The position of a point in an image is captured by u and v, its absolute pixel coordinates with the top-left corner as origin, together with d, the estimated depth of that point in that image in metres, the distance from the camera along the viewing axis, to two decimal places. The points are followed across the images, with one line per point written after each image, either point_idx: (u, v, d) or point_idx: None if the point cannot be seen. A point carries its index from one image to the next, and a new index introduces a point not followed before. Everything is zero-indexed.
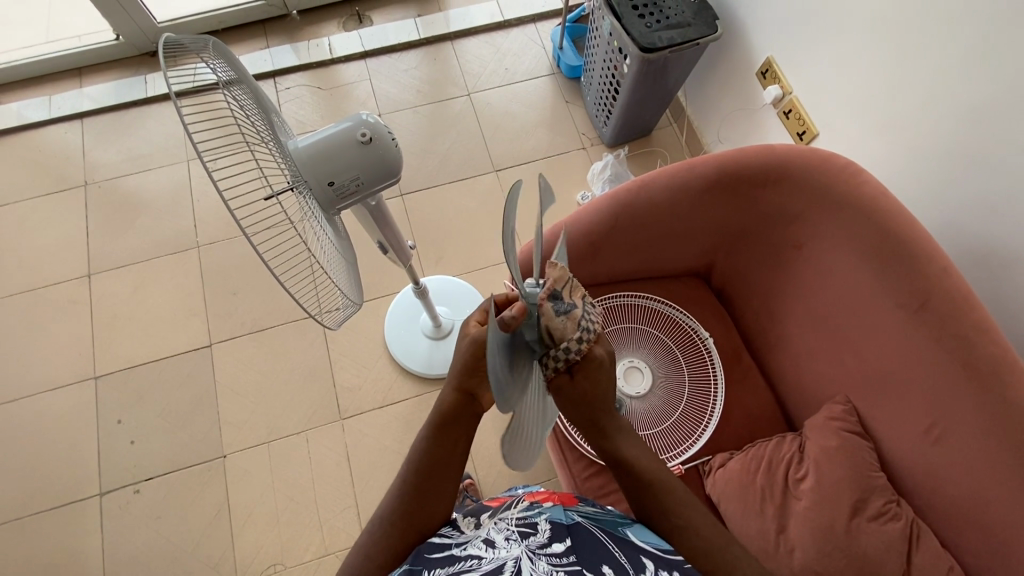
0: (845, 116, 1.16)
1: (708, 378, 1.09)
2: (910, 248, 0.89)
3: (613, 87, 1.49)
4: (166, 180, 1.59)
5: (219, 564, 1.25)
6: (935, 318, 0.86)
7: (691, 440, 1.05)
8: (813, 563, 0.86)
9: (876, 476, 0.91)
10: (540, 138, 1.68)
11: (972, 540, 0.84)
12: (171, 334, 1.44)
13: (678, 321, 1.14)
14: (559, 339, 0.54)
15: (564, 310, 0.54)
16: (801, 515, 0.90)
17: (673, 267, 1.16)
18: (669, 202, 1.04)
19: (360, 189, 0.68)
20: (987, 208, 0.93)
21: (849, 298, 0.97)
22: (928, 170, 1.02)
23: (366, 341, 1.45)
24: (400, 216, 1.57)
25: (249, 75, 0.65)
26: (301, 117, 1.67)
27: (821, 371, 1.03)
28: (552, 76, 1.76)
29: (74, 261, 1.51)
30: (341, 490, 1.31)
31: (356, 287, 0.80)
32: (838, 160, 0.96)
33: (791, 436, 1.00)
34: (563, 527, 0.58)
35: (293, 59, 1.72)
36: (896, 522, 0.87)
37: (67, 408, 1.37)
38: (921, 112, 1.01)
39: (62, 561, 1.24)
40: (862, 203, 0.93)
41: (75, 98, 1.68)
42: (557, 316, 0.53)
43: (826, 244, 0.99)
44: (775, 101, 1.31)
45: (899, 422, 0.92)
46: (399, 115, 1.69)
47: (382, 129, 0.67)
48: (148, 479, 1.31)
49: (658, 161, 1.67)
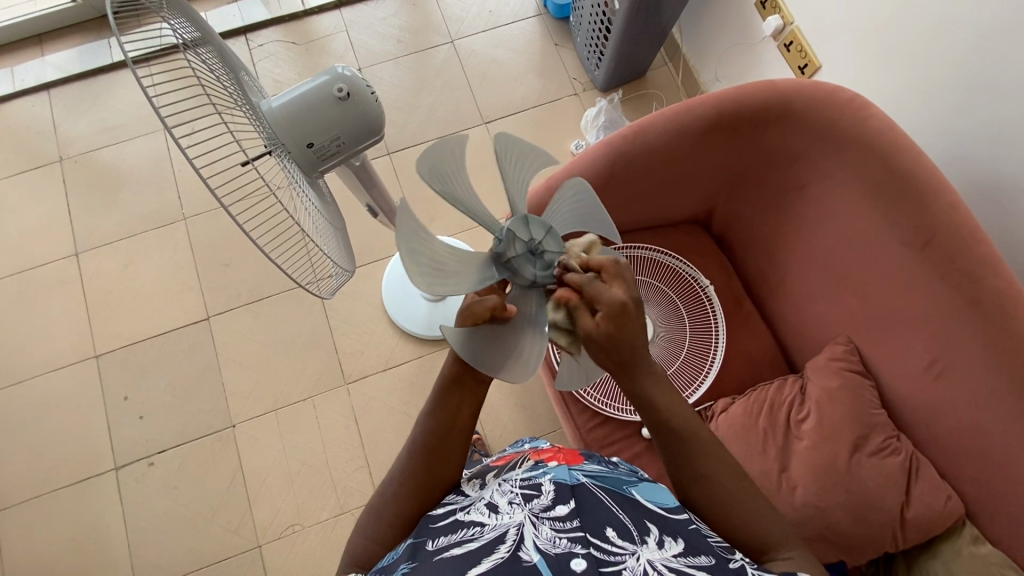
0: (849, 45, 1.10)
1: (710, 327, 1.09)
2: (916, 183, 0.86)
3: (604, 27, 1.42)
4: (144, 151, 1.54)
5: (239, 528, 1.29)
6: (940, 254, 0.85)
7: (692, 387, 1.05)
8: (813, 498, 0.89)
9: (876, 413, 0.93)
10: (530, 86, 1.61)
11: (970, 469, 0.87)
12: (168, 309, 1.43)
13: (678, 271, 1.12)
14: (516, 267, 0.60)
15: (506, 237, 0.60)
16: (802, 455, 0.92)
17: (672, 215, 1.13)
18: (668, 146, 0.99)
19: (341, 150, 0.65)
20: (994, 136, 0.89)
21: (853, 238, 0.95)
22: (933, 100, 0.97)
23: (363, 307, 1.44)
24: (389, 175, 1.51)
25: (215, 33, 0.60)
26: (276, 75, 1.59)
27: (823, 313, 1.02)
28: (539, 17, 1.67)
29: (60, 240, 1.48)
30: (352, 453, 1.33)
31: (349, 254, 0.77)
32: (843, 93, 0.92)
33: (792, 379, 1.01)
34: (567, 487, 0.57)
35: (263, 13, 1.62)
36: (896, 457, 0.90)
37: (72, 388, 1.38)
38: (928, 36, 0.95)
39: (87, 533, 1.29)
40: (867, 138, 0.90)
41: (39, 68, 1.59)
42: (516, 255, 0.60)
43: (828, 183, 0.96)
44: (775, 33, 1.24)
45: (900, 358, 0.93)
46: (381, 68, 1.61)
47: (360, 83, 0.63)
48: (161, 452, 1.34)
49: (653, 104, 1.61)
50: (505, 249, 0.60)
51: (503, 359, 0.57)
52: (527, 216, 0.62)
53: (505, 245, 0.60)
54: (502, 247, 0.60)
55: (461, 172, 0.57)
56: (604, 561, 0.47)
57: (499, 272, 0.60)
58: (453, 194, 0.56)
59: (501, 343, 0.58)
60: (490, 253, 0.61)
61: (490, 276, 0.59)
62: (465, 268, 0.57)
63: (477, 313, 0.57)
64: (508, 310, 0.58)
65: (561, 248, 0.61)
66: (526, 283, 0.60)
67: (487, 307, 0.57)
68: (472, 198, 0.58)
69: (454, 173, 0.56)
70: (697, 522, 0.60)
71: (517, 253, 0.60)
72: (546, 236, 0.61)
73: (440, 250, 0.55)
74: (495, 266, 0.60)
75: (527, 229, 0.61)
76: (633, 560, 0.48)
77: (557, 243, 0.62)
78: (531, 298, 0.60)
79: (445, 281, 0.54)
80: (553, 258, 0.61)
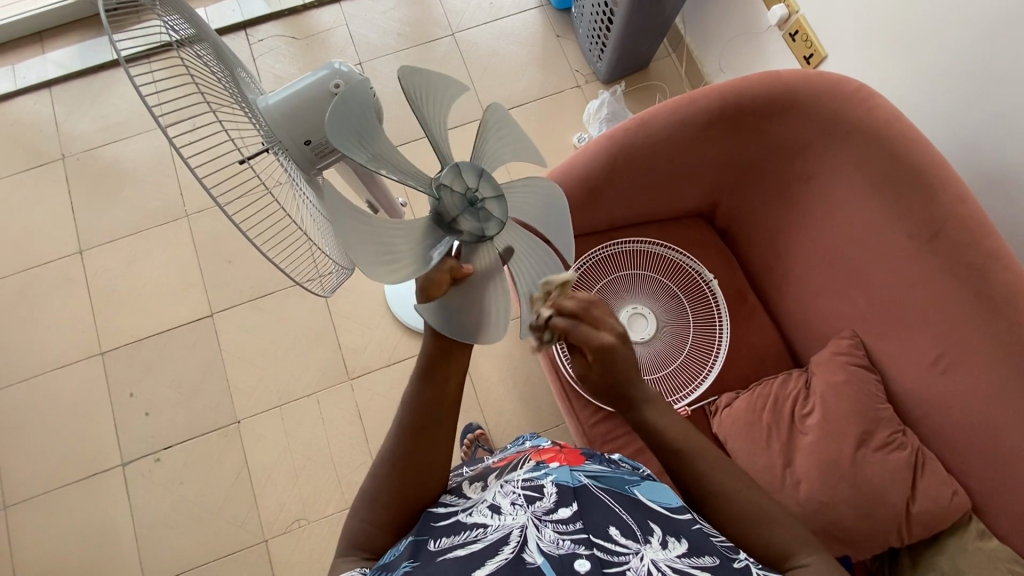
0: (854, 34, 1.08)
1: (713, 322, 1.08)
2: (924, 175, 0.85)
3: (606, 18, 1.41)
4: (146, 147, 1.54)
5: (245, 522, 1.30)
6: (947, 247, 0.84)
7: (696, 382, 1.05)
8: (818, 494, 0.88)
9: (882, 408, 0.92)
10: (532, 79, 1.59)
11: (976, 463, 0.86)
12: (172, 305, 1.44)
13: (681, 265, 1.11)
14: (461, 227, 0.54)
15: (443, 194, 0.53)
16: (806, 449, 0.91)
17: (675, 209, 1.12)
18: (671, 139, 0.98)
19: (339, 147, 0.64)
20: (1002, 126, 0.88)
21: (859, 231, 0.93)
22: (940, 90, 0.96)
23: (366, 302, 1.44)
24: None
25: (211, 30, 0.60)
26: (276, 70, 1.58)
27: (828, 307, 1.01)
28: (540, 9, 1.65)
29: (64, 237, 1.48)
30: (356, 448, 1.34)
31: None
32: (849, 84, 0.90)
33: (797, 373, 1.00)
34: (569, 490, 0.57)
35: (263, 8, 1.61)
36: (901, 451, 0.89)
37: (79, 385, 1.39)
38: (935, 23, 0.93)
39: (96, 528, 1.30)
40: (873, 130, 0.88)
41: (39, 66, 1.59)
42: (462, 219, 0.54)
43: (833, 175, 0.95)
44: (780, 22, 1.22)
45: (906, 352, 0.92)
46: (381, 62, 1.59)
47: (357, 79, 0.62)
48: (167, 448, 1.35)
49: (657, 95, 1.59)
50: (448, 211, 0.53)
51: (477, 324, 0.55)
52: (457, 163, 0.54)
53: (443, 205, 0.53)
54: (439, 203, 0.53)
55: (380, 130, 0.51)
56: (608, 561, 0.47)
57: (444, 232, 0.54)
58: (380, 157, 0.51)
59: (468, 310, 0.55)
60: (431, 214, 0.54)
61: (438, 242, 0.53)
62: (413, 241, 0.51)
63: (436, 282, 0.52)
64: (465, 270, 0.54)
65: (498, 193, 0.56)
66: (474, 240, 0.55)
67: (446, 273, 0.53)
68: (398, 158, 0.52)
69: (375, 133, 0.51)
70: (699, 521, 0.60)
71: (457, 208, 0.53)
72: (480, 186, 0.55)
73: (380, 221, 0.49)
74: (437, 227, 0.54)
75: (460, 178, 0.54)
76: (636, 560, 0.48)
77: (492, 188, 0.56)
78: (483, 252, 0.55)
79: (398, 260, 0.50)
80: (493, 206, 0.55)
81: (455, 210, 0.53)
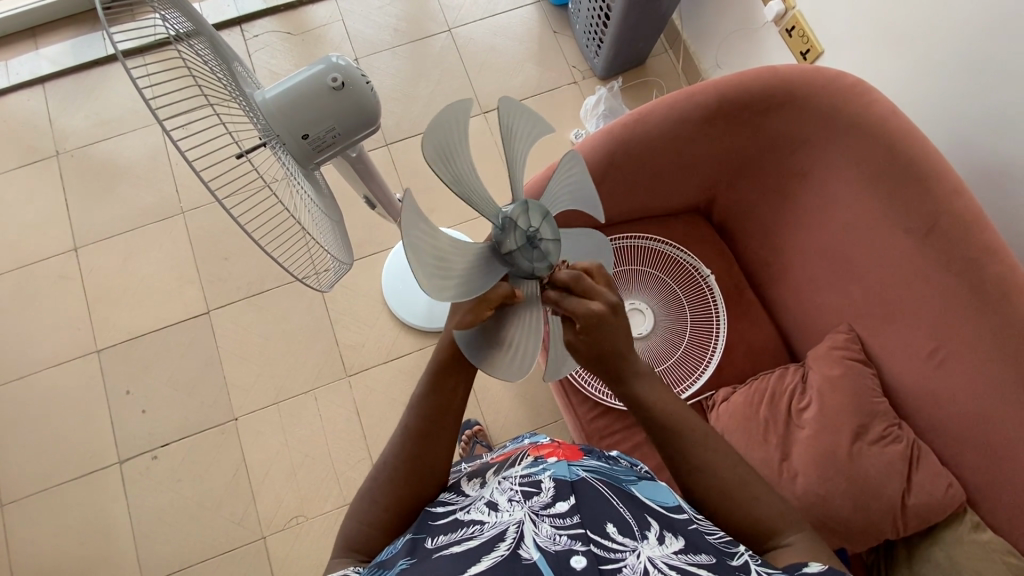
0: (851, 28, 1.08)
1: (710, 317, 1.08)
2: (920, 169, 0.86)
3: (603, 14, 1.41)
4: (141, 143, 1.53)
5: (243, 520, 1.29)
6: (943, 241, 0.84)
7: (693, 377, 1.05)
8: (815, 487, 0.89)
9: (878, 402, 0.92)
10: (528, 75, 1.59)
11: (971, 456, 0.87)
12: (168, 302, 1.43)
13: (678, 261, 1.11)
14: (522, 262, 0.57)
15: (508, 229, 0.56)
16: (803, 444, 0.92)
17: (673, 204, 1.12)
18: (669, 134, 0.98)
19: (337, 141, 0.64)
20: (997, 120, 0.88)
21: (856, 226, 0.94)
22: (936, 84, 0.96)
23: (363, 299, 1.43)
24: (387, 166, 1.50)
25: (207, 24, 0.59)
26: (272, 66, 1.57)
27: (825, 301, 1.02)
28: (537, 5, 1.65)
29: (58, 235, 1.47)
30: (354, 444, 1.34)
31: (347, 246, 0.76)
32: (846, 79, 0.91)
33: (794, 367, 1.00)
34: (566, 485, 0.57)
35: (258, 3, 1.60)
36: (897, 445, 0.89)
37: (75, 383, 1.38)
38: (932, 18, 0.94)
39: (93, 526, 1.30)
40: (869, 125, 0.89)
41: (32, 61, 1.58)
42: (521, 252, 0.56)
43: (830, 170, 0.95)
44: (777, 17, 1.23)
45: (902, 346, 0.92)
46: (378, 58, 1.59)
47: (355, 73, 0.62)
48: (164, 445, 1.34)
49: (653, 92, 1.59)
50: (507, 242, 0.56)
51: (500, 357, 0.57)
52: (526, 202, 0.58)
53: (507, 239, 0.56)
54: (501, 236, 0.56)
55: (466, 152, 0.52)
56: (604, 558, 0.47)
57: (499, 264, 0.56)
58: (459, 179, 0.52)
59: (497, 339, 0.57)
60: (493, 244, 0.56)
61: (495, 272, 0.56)
62: (467, 263, 0.53)
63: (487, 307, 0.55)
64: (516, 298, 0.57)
65: (556, 236, 0.60)
66: (523, 275, 0.57)
67: (500, 295, 0.56)
68: (475, 181, 0.54)
69: (459, 153, 0.52)
70: (696, 519, 0.60)
71: (521, 243, 0.56)
72: (545, 228, 0.59)
73: (447, 247, 0.50)
74: (495, 258, 0.56)
75: (526, 216, 0.57)
76: (633, 557, 0.48)
77: (552, 230, 0.59)
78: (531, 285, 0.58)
79: (448, 276, 0.50)
80: (550, 245, 0.59)
81: (518, 247, 0.56)
